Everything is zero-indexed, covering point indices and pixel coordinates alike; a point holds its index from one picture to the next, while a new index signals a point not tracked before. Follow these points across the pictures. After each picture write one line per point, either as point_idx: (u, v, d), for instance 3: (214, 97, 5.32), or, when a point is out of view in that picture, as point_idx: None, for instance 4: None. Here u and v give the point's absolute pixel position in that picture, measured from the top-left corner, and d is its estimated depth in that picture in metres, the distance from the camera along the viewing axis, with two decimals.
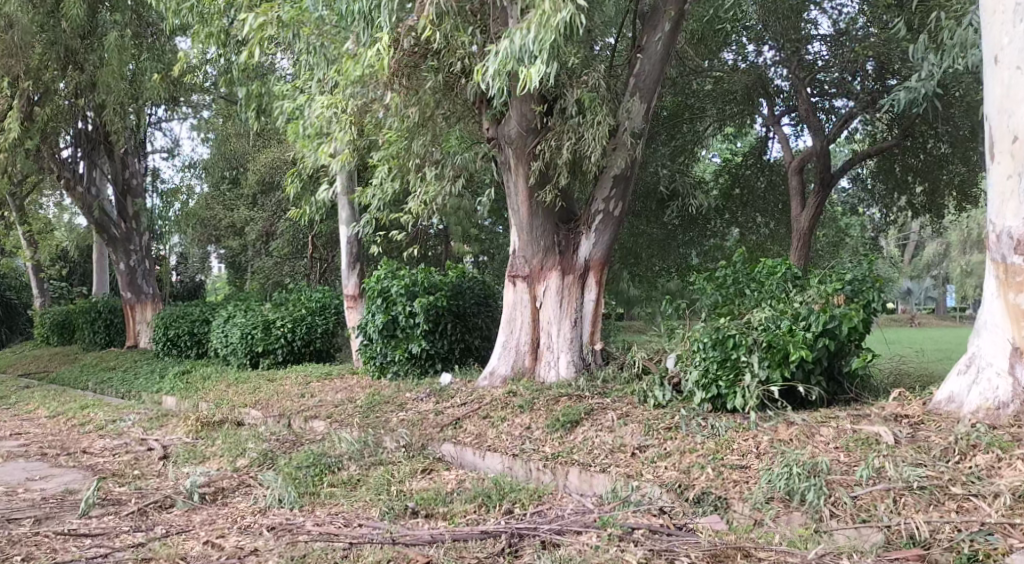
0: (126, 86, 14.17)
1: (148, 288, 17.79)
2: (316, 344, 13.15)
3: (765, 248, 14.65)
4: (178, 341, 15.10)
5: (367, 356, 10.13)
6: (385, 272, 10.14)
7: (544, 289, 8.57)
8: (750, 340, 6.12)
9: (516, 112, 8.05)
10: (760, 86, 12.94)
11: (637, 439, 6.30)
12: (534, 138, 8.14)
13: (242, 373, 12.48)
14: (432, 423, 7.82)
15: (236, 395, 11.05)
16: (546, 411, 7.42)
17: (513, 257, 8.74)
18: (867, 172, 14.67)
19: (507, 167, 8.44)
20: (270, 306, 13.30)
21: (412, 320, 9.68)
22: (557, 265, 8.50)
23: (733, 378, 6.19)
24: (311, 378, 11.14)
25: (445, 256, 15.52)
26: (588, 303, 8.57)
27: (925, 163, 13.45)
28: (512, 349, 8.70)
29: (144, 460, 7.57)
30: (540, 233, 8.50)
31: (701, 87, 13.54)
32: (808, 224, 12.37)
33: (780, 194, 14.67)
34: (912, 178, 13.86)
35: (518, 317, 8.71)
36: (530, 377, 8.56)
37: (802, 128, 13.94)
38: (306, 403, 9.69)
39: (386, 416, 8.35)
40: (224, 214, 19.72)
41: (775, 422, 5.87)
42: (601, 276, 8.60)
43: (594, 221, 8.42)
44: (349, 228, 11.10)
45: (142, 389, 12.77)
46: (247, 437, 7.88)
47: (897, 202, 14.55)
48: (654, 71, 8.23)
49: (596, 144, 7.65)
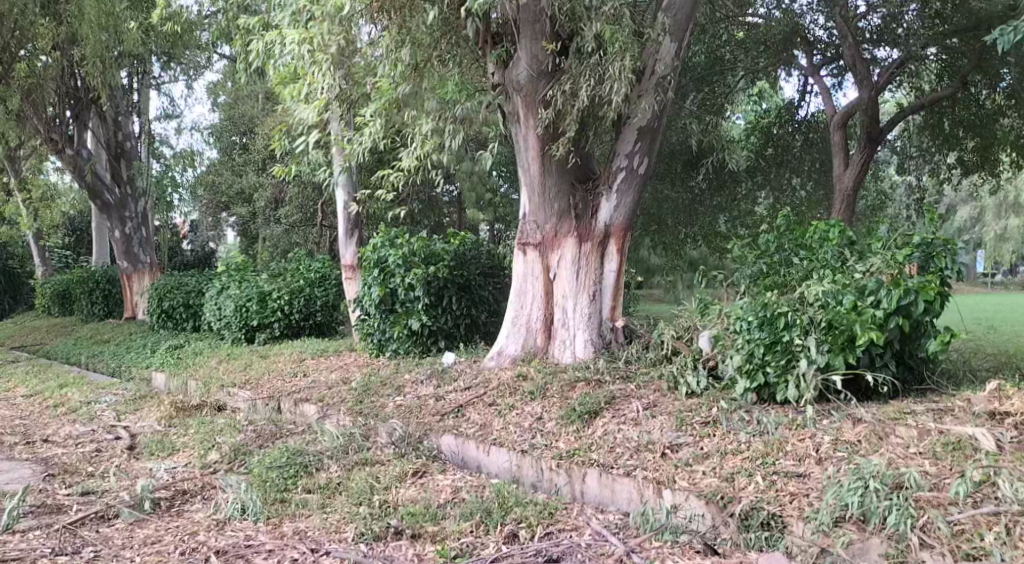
0: (107, 38, 13.35)
1: (145, 257, 16.95)
2: (315, 317, 12.26)
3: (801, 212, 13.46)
4: (174, 313, 14.23)
5: (364, 333, 9.25)
6: (382, 239, 9.22)
7: (558, 259, 7.55)
8: (806, 318, 5.10)
9: (526, 52, 6.99)
10: (796, 34, 11.80)
11: (667, 436, 5.32)
12: (547, 83, 7.08)
13: (236, 350, 11.59)
14: (431, 410, 6.89)
15: (226, 373, 10.16)
16: (560, 399, 6.45)
17: (523, 222, 7.70)
18: (914, 127, 13.51)
19: (516, 117, 7.38)
20: (266, 277, 12.37)
21: (411, 294, 8.76)
22: (573, 231, 7.47)
23: (784, 364, 5.17)
24: (306, 355, 10.23)
25: (458, 223, 14.45)
26: (608, 274, 7.56)
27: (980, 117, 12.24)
28: (522, 327, 7.71)
29: (106, 452, 6.69)
30: (554, 193, 7.45)
31: (731, 36, 12.38)
32: (852, 184, 11.25)
33: (817, 152, 13.42)
34: (963, 133, 12.66)
35: (528, 291, 7.70)
36: (542, 358, 7.56)
37: (844, 79, 12.69)
38: (297, 384, 8.77)
39: (381, 401, 7.43)
40: (233, 179, 18.85)
41: (837, 418, 4.85)
42: (623, 243, 7.57)
43: (616, 179, 7.37)
44: (345, 190, 10.20)
45: (131, 365, 11.91)
46: (224, 425, 6.97)
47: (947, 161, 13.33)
48: (687, 4, 7.14)
49: (619, 86, 6.60)
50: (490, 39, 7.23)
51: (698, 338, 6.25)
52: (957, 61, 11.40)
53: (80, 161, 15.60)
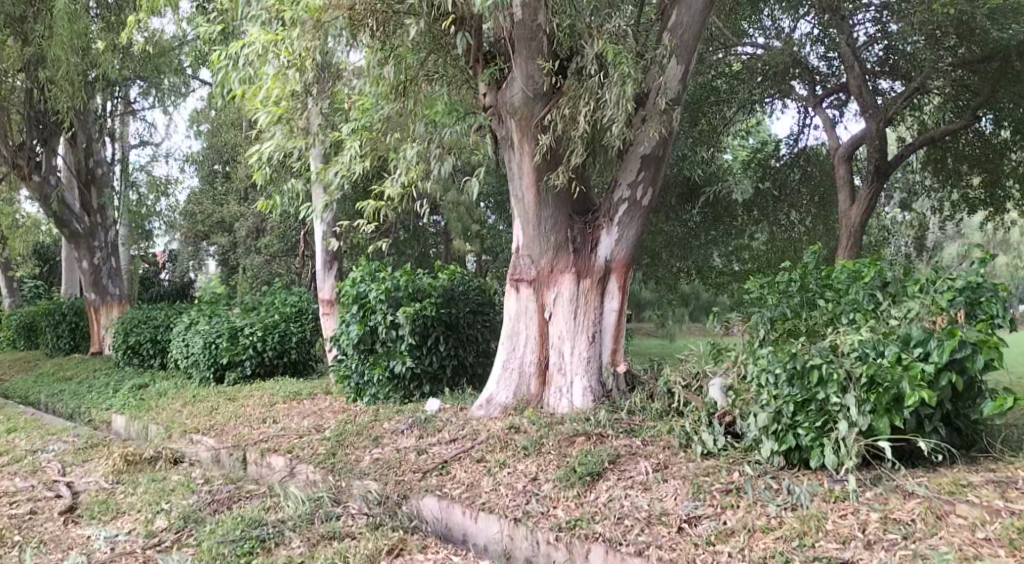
0: (77, 61, 12.74)
1: (114, 288, 16.10)
2: (290, 355, 11.51)
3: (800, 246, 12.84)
4: (140, 349, 13.40)
5: (340, 375, 8.49)
6: (362, 273, 8.51)
7: (554, 297, 6.87)
8: (843, 372, 4.43)
9: (520, 71, 6.37)
10: (796, 65, 11.30)
11: (682, 506, 4.62)
12: (543, 106, 6.46)
13: (203, 390, 10.78)
14: (411, 467, 6.17)
15: (190, 417, 9.36)
16: (557, 457, 5.75)
17: (516, 257, 7.03)
18: (918, 162, 13.02)
19: (508, 143, 6.73)
20: (238, 311, 11.63)
21: (394, 333, 8.05)
22: (571, 267, 6.81)
23: (820, 427, 4.50)
24: (277, 397, 9.45)
25: (444, 256, 13.80)
26: (609, 313, 6.90)
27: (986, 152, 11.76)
28: (514, 372, 7.00)
29: (42, 514, 5.91)
30: (550, 226, 6.79)
31: (728, 66, 11.88)
32: (859, 221, 10.69)
33: (815, 186, 12.71)
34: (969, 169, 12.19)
35: (521, 332, 7.01)
36: (536, 407, 6.86)
37: (847, 110, 12.15)
38: (266, 432, 8.01)
39: (357, 454, 6.70)
40: (213, 209, 18.16)
41: (883, 491, 4.21)
42: (625, 281, 6.92)
43: (618, 211, 6.75)
44: (322, 223, 9.52)
45: (91, 405, 11.07)
46: (178, 483, 6.22)
47: (950, 198, 12.82)
48: (695, 24, 6.54)
49: (623, 110, 5.99)
50: (480, 59, 6.59)
51: (709, 387, 5.58)
52: (960, 98, 10.84)
53: (47, 188, 14.85)
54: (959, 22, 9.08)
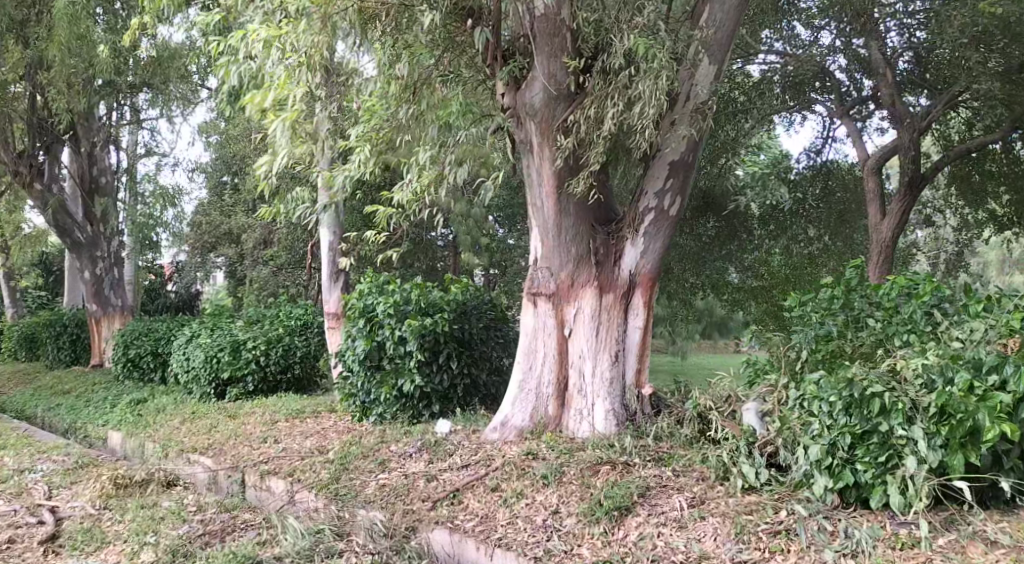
0: (80, 65, 12.41)
1: (116, 300, 15.67)
2: (294, 370, 11.06)
3: (817, 263, 11.61)
4: (140, 362, 12.95)
5: (346, 393, 8.06)
6: (369, 285, 8.07)
7: (574, 313, 6.40)
8: (909, 401, 4.02)
9: (541, 70, 5.93)
10: (817, 75, 10.91)
11: (724, 549, 4.29)
12: (565, 107, 6.02)
13: (203, 407, 10.33)
14: (420, 495, 5.71)
15: (188, 435, 8.90)
16: (580, 488, 5.29)
17: (533, 270, 6.55)
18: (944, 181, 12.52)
19: (528, 148, 6.27)
20: (240, 324, 11.20)
21: (403, 349, 7.55)
22: (592, 280, 6.35)
23: (882, 463, 4.07)
24: (279, 415, 8.98)
25: (453, 269, 13.35)
26: (633, 331, 6.43)
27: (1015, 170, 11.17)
28: (530, 393, 6.51)
29: (20, 544, 5.44)
30: (570, 236, 6.33)
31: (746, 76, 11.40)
32: (891, 236, 10.17)
33: (835, 203, 11.95)
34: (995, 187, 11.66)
35: (539, 350, 6.53)
36: (554, 431, 6.39)
37: (873, 123, 11.70)
38: (266, 452, 7.57)
39: (363, 480, 6.25)
40: (220, 220, 17.80)
41: (960, 538, 3.84)
42: (651, 296, 6.46)
43: (645, 221, 6.29)
44: (330, 234, 9.18)
45: (86, 421, 10.61)
46: (168, 510, 5.76)
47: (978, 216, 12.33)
48: (729, 22, 6.13)
49: (655, 110, 5.57)
50: (498, 56, 6.15)
51: (744, 413, 5.29)
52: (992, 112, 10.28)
53: (48, 196, 14.48)
54: (1005, 24, 8.57)
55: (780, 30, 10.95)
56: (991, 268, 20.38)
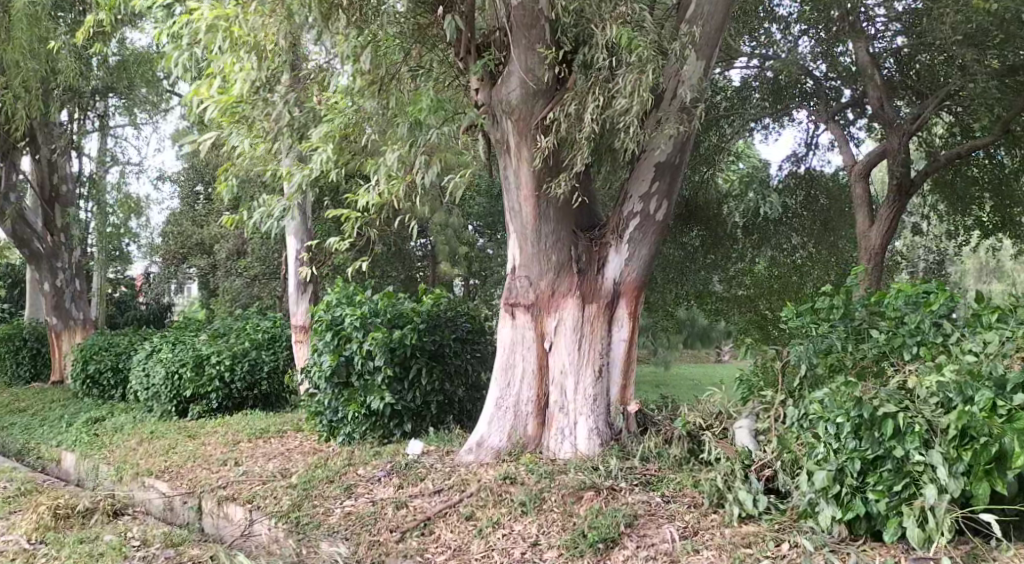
0: (39, 68, 11.83)
1: (78, 313, 15.00)
2: (261, 386, 10.52)
3: (801, 271, 11.35)
4: (100, 378, 12.32)
5: (312, 412, 7.57)
6: (337, 296, 7.59)
7: (555, 325, 5.98)
8: (924, 422, 3.66)
9: (518, 64, 5.53)
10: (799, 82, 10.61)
11: None
12: (543, 103, 5.61)
13: (164, 425, 9.76)
14: (388, 524, 5.26)
15: (144, 457, 8.31)
16: (562, 517, 4.87)
17: (511, 278, 6.12)
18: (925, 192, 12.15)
19: (504, 148, 5.85)
20: (205, 338, 10.53)
21: (372, 365, 7.08)
22: (574, 289, 5.93)
23: (898, 492, 3.70)
24: (241, 435, 8.44)
25: (431, 279, 12.86)
26: (618, 343, 6.02)
27: (1000, 176, 10.92)
28: (508, 411, 6.06)
29: None
30: (550, 243, 5.91)
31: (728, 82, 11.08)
32: (880, 243, 9.87)
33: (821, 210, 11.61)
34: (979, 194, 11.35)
35: (517, 364, 6.09)
36: (533, 452, 5.95)
37: (859, 128, 11.41)
38: (226, 476, 7.05)
39: (327, 507, 5.77)
40: (192, 230, 17.15)
41: None
42: (636, 306, 6.05)
43: (629, 226, 5.89)
44: (297, 240, 8.83)
45: (38, 441, 9.98)
46: (109, 546, 5.24)
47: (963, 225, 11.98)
48: (718, 14, 5.76)
49: (641, 106, 5.17)
50: (472, 50, 5.76)
51: (737, 432, 4.97)
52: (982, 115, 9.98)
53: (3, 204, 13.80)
54: (1002, 21, 8.23)
55: (758, 37, 10.65)
56: (981, 275, 20.09)
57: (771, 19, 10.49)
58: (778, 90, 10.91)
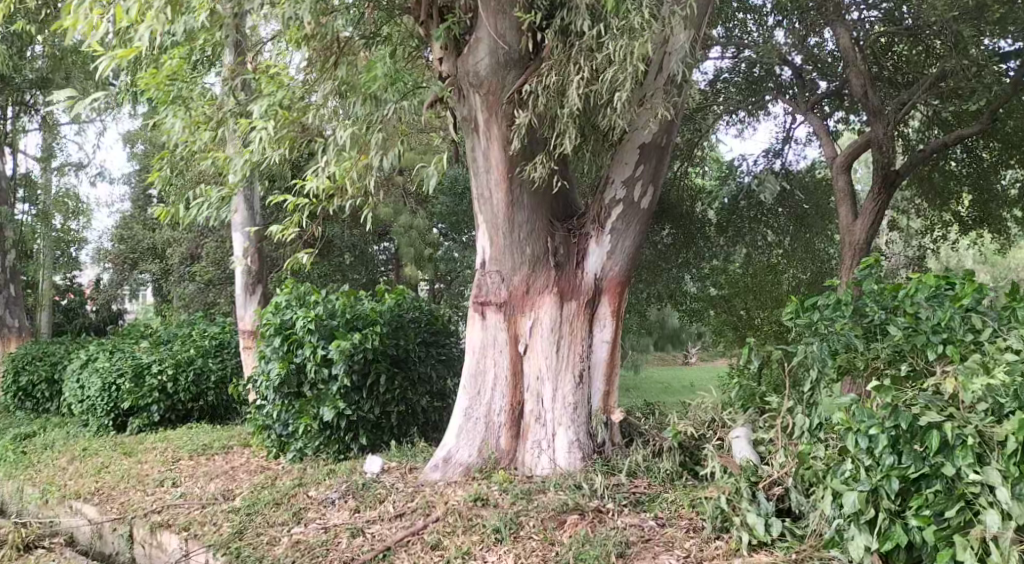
0: None
1: (13, 320, 13.74)
2: (206, 397, 9.71)
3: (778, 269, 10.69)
4: (33, 391, 11.36)
5: (259, 424, 6.84)
6: (287, 297, 6.88)
7: (530, 325, 5.35)
8: (975, 433, 3.27)
9: (488, 31, 4.93)
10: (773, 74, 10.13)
11: None
12: (517, 76, 5.01)
13: (100, 441, 8.91)
14: (342, 555, 4.58)
15: (72, 477, 7.44)
16: (543, 546, 4.26)
17: (480, 274, 5.47)
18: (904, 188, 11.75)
19: (472, 126, 5.22)
20: (146, 345, 9.67)
21: (325, 372, 6.38)
22: (552, 286, 5.31)
23: (948, 521, 3.32)
24: (181, 451, 7.66)
25: (394, 280, 12.17)
26: (600, 346, 5.42)
27: (977, 168, 10.45)
28: (478, 423, 5.39)
29: None
30: (525, 233, 5.28)
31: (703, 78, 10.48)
32: (864, 238, 9.40)
33: (790, 206, 10.92)
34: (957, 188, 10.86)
35: (488, 369, 5.43)
36: (507, 468, 5.30)
37: (839, 120, 10.94)
38: (161, 499, 6.25)
39: (271, 534, 5.05)
40: (141, 232, 16.17)
41: None
42: (620, 304, 5.45)
43: (611, 214, 5.31)
44: (244, 236, 8.11)
45: None
46: None
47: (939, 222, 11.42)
48: None
49: (629, 74, 4.57)
50: (434, 16, 5.19)
51: (734, 443, 4.59)
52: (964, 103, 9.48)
53: None
54: None
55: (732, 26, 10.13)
56: (966, 268, 19.72)
57: (745, 9, 9.95)
58: (754, 82, 10.21)
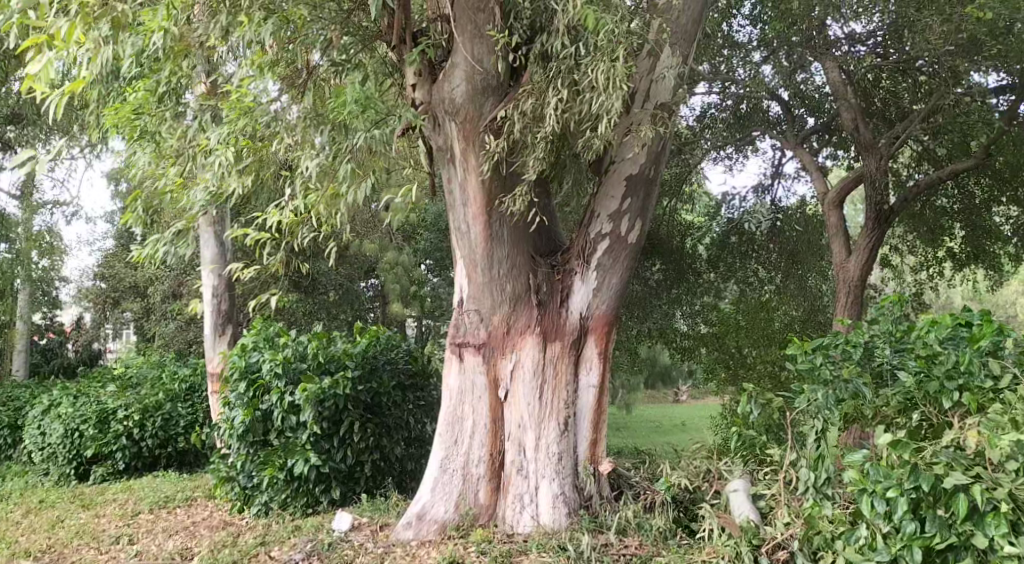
0: None
1: None
2: (175, 443, 9.20)
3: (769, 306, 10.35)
4: None
5: (222, 477, 6.38)
6: (254, 339, 6.48)
7: (511, 369, 4.98)
8: (1004, 495, 3.00)
9: (463, 55, 4.64)
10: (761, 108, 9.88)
11: None
12: (494, 103, 4.71)
13: (59, 491, 8.39)
14: None
15: (23, 534, 6.91)
16: None
17: (458, 314, 5.11)
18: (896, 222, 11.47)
19: (447, 156, 4.91)
20: (112, 389, 9.19)
21: (294, 419, 5.99)
22: (534, 326, 4.96)
23: None
24: (141, 505, 7.16)
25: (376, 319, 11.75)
26: (587, 391, 5.04)
27: (969, 202, 10.15)
28: (455, 475, 4.98)
29: None
30: (505, 269, 4.93)
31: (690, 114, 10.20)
32: (859, 274, 9.11)
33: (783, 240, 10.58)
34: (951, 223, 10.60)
35: (466, 416, 5.04)
36: (486, 524, 4.89)
37: (830, 154, 10.69)
38: (114, 560, 5.75)
39: None
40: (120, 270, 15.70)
41: None
42: (607, 344, 5.09)
43: (597, 250, 4.97)
44: (213, 274, 7.76)
45: None
46: None
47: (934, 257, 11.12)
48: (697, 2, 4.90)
49: (610, 99, 4.27)
50: (407, 39, 4.88)
51: (733, 498, 4.19)
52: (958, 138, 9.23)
53: None
54: (991, 30, 7.39)
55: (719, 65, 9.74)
56: (967, 302, 19.36)
57: (731, 47, 9.48)
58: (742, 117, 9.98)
